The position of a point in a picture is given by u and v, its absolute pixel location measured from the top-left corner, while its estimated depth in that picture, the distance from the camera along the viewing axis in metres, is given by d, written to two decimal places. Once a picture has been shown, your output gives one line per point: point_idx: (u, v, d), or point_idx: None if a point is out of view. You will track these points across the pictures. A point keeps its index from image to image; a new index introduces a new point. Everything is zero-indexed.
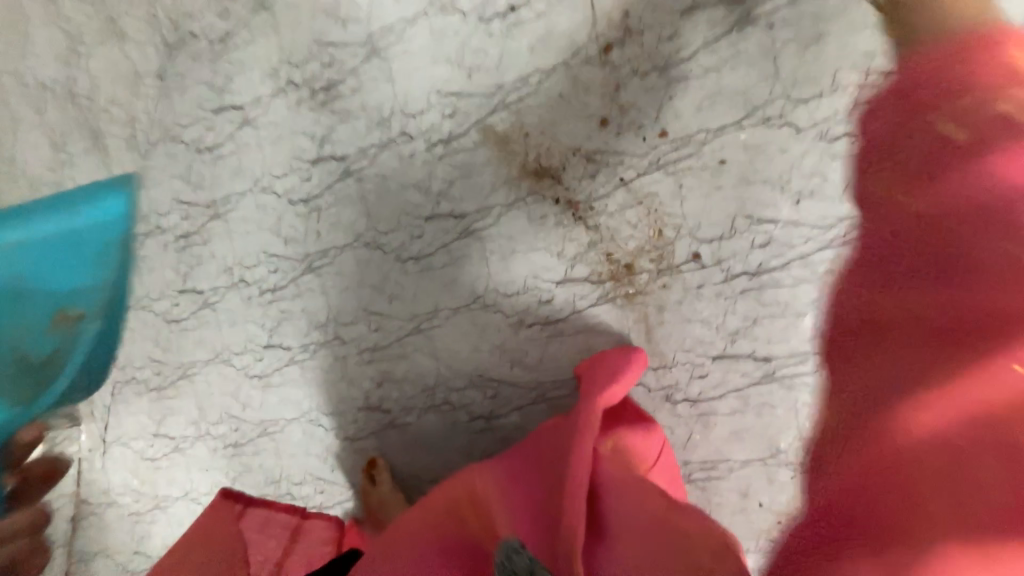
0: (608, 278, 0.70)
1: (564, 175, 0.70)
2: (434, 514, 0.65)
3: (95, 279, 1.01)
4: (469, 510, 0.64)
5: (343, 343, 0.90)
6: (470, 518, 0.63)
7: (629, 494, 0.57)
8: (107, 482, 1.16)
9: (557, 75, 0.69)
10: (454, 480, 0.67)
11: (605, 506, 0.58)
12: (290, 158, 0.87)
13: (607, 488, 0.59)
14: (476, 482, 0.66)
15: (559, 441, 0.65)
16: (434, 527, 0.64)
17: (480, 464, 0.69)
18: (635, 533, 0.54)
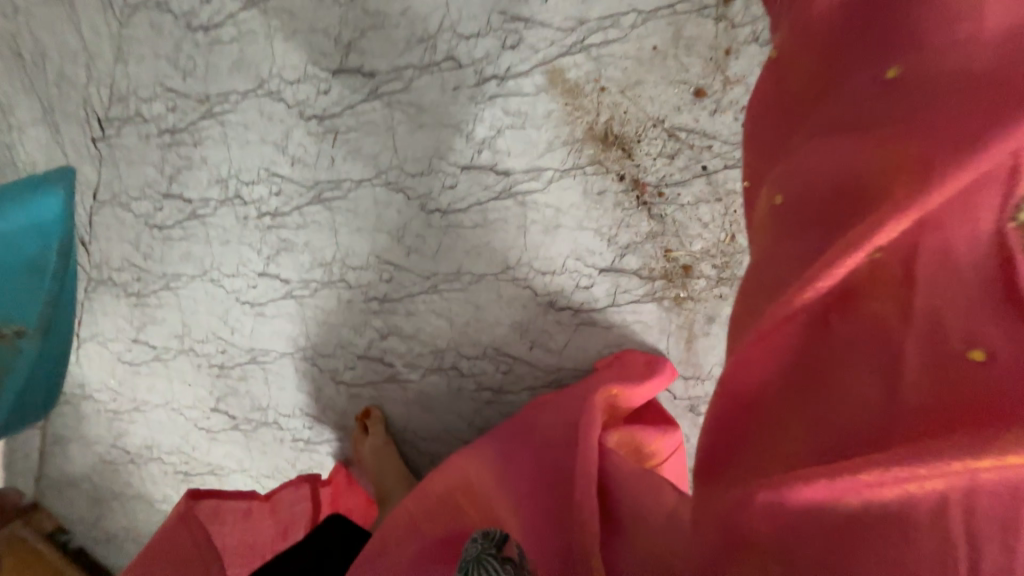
0: (660, 276, 0.63)
1: (637, 149, 0.60)
2: (431, 498, 0.61)
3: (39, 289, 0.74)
4: (466, 499, 0.60)
5: (349, 287, 0.82)
6: (467, 508, 0.59)
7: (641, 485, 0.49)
8: (83, 377, 1.12)
9: (656, 22, 0.56)
10: (451, 466, 0.64)
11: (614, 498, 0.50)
12: (307, 61, 0.72)
13: (615, 478, 0.51)
14: (475, 467, 0.63)
15: (562, 425, 0.61)
16: (433, 521, 0.59)
17: (477, 448, 0.66)
18: (647, 517, 0.45)
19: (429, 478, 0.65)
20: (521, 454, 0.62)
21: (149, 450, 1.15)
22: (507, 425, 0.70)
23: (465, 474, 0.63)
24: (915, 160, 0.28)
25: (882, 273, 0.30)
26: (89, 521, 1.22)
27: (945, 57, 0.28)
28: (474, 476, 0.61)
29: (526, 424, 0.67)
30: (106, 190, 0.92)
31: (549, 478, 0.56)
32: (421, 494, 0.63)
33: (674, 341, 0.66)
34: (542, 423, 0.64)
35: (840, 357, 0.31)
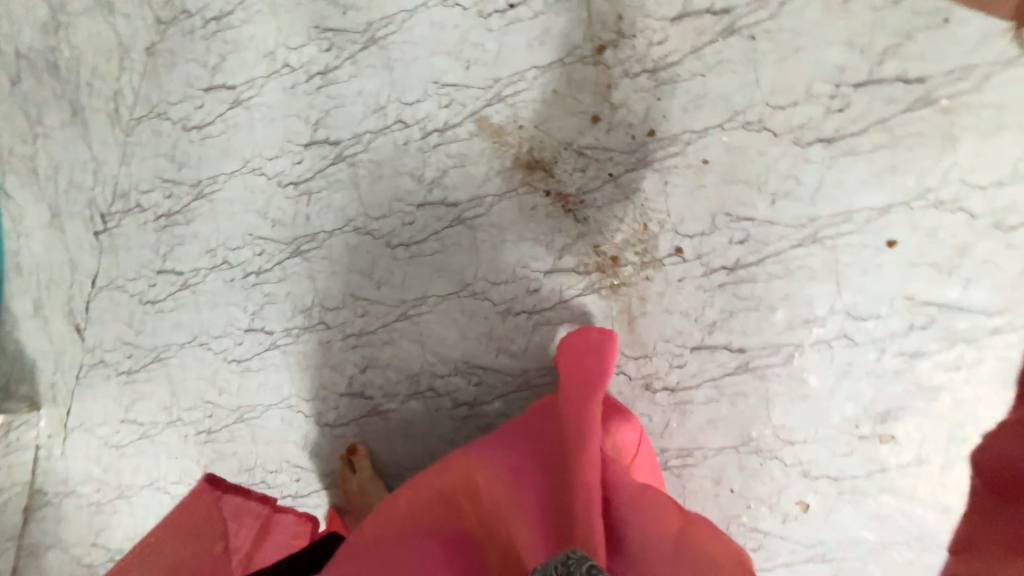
0: (594, 270, 0.73)
1: (555, 168, 0.73)
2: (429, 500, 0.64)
3: None
4: (463, 502, 0.63)
5: (328, 328, 0.89)
6: (465, 510, 0.62)
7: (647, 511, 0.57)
8: (67, 470, 1.12)
9: (553, 72, 0.71)
10: (449, 466, 0.65)
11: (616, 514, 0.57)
12: (283, 141, 0.86)
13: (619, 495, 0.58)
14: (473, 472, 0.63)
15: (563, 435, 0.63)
16: (430, 522, 0.63)
17: (472, 450, 0.67)
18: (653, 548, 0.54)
19: (425, 477, 0.66)
20: (526, 466, 0.63)
21: (131, 540, 1.11)
22: (502, 425, 0.71)
23: (467, 480, 0.63)
24: None
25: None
26: None
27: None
28: (478, 482, 0.62)
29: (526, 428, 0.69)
30: (104, 276, 1.01)
31: (558, 499, 0.58)
32: (418, 496, 0.64)
33: (617, 325, 0.73)
34: (546, 430, 0.66)
35: None
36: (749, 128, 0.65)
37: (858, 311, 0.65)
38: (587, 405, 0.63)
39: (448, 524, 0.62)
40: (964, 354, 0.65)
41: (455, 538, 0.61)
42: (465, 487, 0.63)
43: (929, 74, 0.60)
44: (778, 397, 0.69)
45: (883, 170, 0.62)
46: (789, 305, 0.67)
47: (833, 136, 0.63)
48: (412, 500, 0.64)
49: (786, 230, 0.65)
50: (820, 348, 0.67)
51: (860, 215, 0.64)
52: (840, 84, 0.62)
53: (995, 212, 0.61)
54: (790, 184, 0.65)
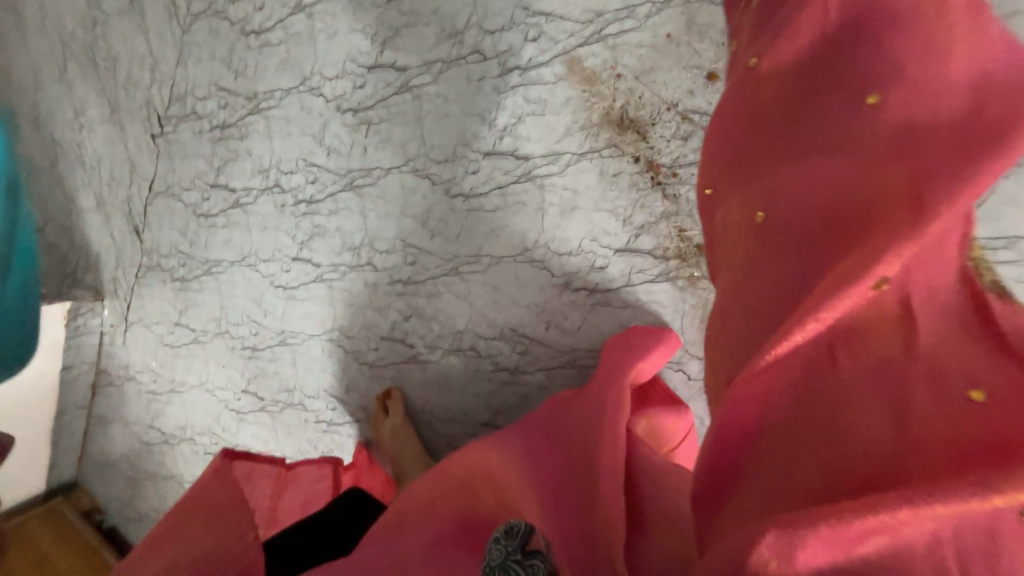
0: (673, 256, 0.65)
1: (651, 132, 0.62)
2: (452, 480, 0.65)
3: None
4: (482, 485, 0.62)
5: (375, 270, 0.87)
6: (483, 493, 0.61)
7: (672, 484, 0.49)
8: (129, 358, 1.21)
9: (670, 13, 0.58)
10: (469, 456, 0.67)
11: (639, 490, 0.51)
12: (345, 59, 0.78)
13: (643, 473, 0.52)
14: (492, 453, 0.64)
15: (586, 421, 0.61)
16: (449, 498, 0.63)
17: (495, 442, 0.67)
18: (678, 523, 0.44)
19: (445, 466, 0.67)
20: (540, 448, 0.63)
21: (182, 430, 1.21)
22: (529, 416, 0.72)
23: (486, 463, 0.64)
24: (884, 199, 0.29)
25: (883, 311, 0.29)
26: (126, 496, 1.31)
27: (879, 121, 0.32)
28: (497, 465, 0.62)
29: (549, 421, 0.68)
30: (161, 182, 1.01)
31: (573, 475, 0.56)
32: (441, 476, 0.66)
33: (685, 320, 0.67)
34: (567, 419, 0.65)
35: (811, 429, 0.30)
36: None
37: None
38: (613, 385, 0.61)
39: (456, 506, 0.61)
40: None
41: (461, 521, 0.59)
42: (480, 471, 0.63)
43: None
44: None
45: None
46: None
47: None
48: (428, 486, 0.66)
49: None
50: None
51: None
52: None
53: None
54: None
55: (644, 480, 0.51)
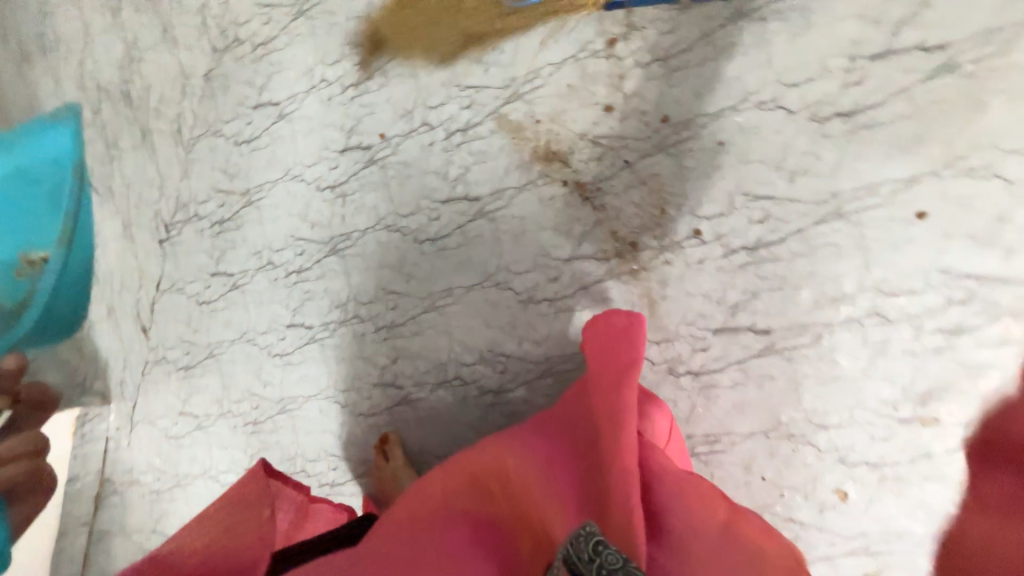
0: (613, 255, 0.74)
1: (572, 159, 0.75)
2: (466, 485, 0.65)
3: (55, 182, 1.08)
4: (499, 493, 0.63)
5: (361, 321, 0.95)
6: (502, 503, 0.63)
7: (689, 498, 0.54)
8: (133, 460, 1.22)
9: (567, 68, 0.74)
10: (485, 453, 0.66)
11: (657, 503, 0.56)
12: (321, 149, 0.93)
13: (661, 485, 0.56)
14: (507, 459, 0.65)
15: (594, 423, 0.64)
16: (467, 505, 0.64)
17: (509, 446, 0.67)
18: (697, 539, 0.52)
19: (456, 462, 0.67)
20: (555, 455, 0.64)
21: None
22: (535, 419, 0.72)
23: (506, 469, 0.64)
24: None
25: None
26: None
27: None
28: (519, 471, 0.63)
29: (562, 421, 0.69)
30: (167, 280, 1.12)
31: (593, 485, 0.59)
32: (456, 477, 0.66)
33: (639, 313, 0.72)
34: (576, 422, 0.67)
35: None
36: (763, 108, 0.64)
37: (889, 286, 0.61)
38: (624, 389, 0.62)
39: (481, 512, 0.63)
40: (1014, 329, 0.57)
41: (487, 523, 0.62)
42: (500, 475, 0.64)
43: (950, 41, 0.57)
44: (806, 378, 0.66)
45: (909, 140, 0.59)
46: (814, 284, 0.64)
47: (849, 109, 0.61)
48: (445, 484, 0.65)
49: (806, 206, 0.63)
50: (849, 327, 0.63)
51: (887, 187, 0.60)
52: (854, 57, 0.60)
53: None
54: (809, 161, 0.63)
55: (662, 494, 0.56)
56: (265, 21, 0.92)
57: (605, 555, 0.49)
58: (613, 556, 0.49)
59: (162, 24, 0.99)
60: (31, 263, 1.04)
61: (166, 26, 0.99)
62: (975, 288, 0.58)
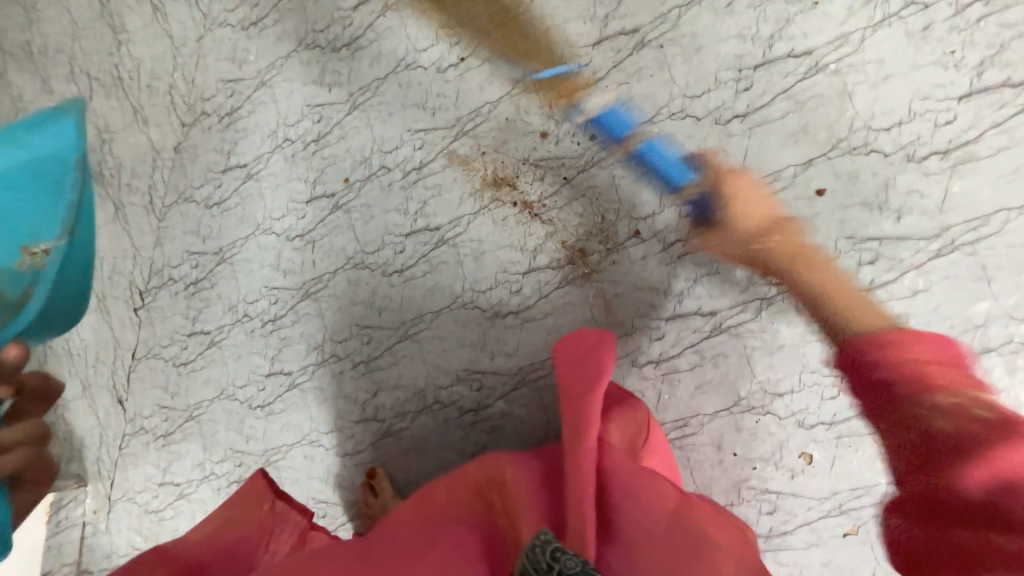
0: (566, 263, 0.80)
1: (518, 182, 0.83)
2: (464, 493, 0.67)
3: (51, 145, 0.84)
4: (496, 498, 0.65)
5: (340, 360, 0.97)
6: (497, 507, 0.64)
7: (646, 496, 0.56)
8: (112, 544, 1.17)
9: (503, 104, 0.83)
10: (478, 466, 0.68)
11: (614, 504, 0.57)
12: (288, 201, 0.99)
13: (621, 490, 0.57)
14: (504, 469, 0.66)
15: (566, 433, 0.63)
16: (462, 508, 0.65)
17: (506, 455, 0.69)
18: (653, 540, 0.53)
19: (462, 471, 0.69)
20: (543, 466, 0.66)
21: None
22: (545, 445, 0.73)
23: (493, 478, 0.66)
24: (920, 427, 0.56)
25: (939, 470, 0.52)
26: None
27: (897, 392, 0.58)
28: (500, 479, 0.65)
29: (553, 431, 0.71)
30: (143, 347, 1.13)
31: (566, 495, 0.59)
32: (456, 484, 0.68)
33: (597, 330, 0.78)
34: None
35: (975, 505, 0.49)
36: (674, 118, 0.73)
37: (807, 257, 0.68)
38: (585, 399, 0.61)
39: (468, 517, 0.64)
40: (919, 280, 0.64)
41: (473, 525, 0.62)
42: (484, 484, 0.66)
43: (814, 47, 0.67)
44: (755, 351, 0.71)
45: (796, 131, 0.68)
46: (744, 264, 0.71)
47: (744, 111, 0.70)
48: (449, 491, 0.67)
49: (725, 196, 0.71)
50: (782, 298, 0.69)
51: (788, 171, 0.68)
52: (740, 69, 0.70)
53: (904, 147, 0.64)
54: (720, 157, 0.71)
55: (618, 494, 0.57)
56: (229, 94, 1.01)
57: (566, 562, 0.48)
58: (572, 562, 0.47)
59: (132, 105, 1.06)
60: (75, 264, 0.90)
61: (135, 107, 1.06)
62: (877, 248, 0.66)
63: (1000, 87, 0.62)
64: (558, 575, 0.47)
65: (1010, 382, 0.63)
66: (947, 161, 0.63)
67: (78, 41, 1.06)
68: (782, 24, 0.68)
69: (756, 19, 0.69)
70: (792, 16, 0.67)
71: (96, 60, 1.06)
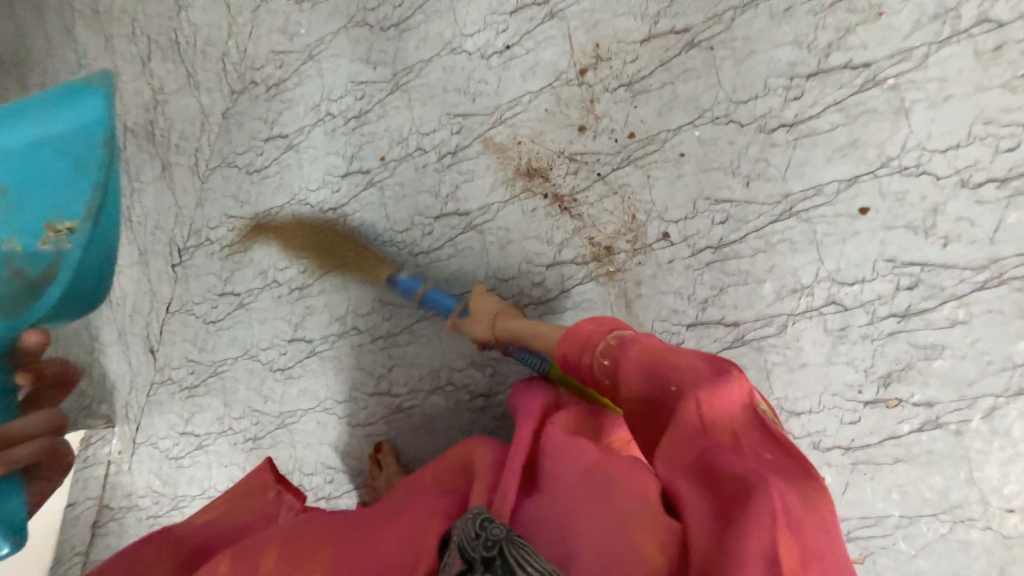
0: (591, 259, 0.80)
1: (551, 174, 0.83)
2: (440, 469, 0.67)
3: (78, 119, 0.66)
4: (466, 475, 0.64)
5: (359, 332, 1.00)
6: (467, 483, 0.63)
7: (566, 455, 0.55)
8: (132, 484, 1.23)
9: (543, 95, 0.83)
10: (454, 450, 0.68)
11: (543, 469, 0.57)
12: (324, 174, 1.02)
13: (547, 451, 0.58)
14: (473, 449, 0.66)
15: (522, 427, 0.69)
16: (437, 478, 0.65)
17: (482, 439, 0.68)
18: (567, 488, 0.52)
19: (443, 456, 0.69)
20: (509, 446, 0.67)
21: None
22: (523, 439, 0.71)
23: (465, 458, 0.65)
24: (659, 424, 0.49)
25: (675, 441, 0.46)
26: None
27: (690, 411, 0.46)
28: (467, 460, 0.65)
29: None
30: (177, 302, 1.18)
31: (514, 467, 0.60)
32: (437, 463, 0.68)
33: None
34: None
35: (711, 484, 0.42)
36: (717, 122, 0.72)
37: (842, 277, 0.66)
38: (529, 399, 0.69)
39: (437, 489, 0.63)
40: (959, 311, 0.62)
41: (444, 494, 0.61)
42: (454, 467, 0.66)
43: (874, 59, 0.64)
44: (776, 366, 0.70)
45: (845, 145, 0.66)
46: (774, 278, 0.69)
47: (792, 120, 0.68)
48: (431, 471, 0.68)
49: (762, 206, 0.70)
50: (811, 316, 0.68)
51: (832, 186, 0.66)
52: (792, 77, 0.68)
53: (959, 171, 0.62)
54: (761, 166, 0.70)
55: (545, 458, 0.57)
56: (278, 65, 1.03)
57: (488, 528, 0.49)
58: (496, 528, 0.49)
59: (187, 70, 1.10)
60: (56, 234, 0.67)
61: (190, 72, 1.10)
62: (918, 274, 0.63)
63: None
64: (481, 542, 0.48)
65: None
66: (1005, 190, 0.60)
67: (143, 4, 1.11)
68: (841, 34, 0.66)
69: (815, 26, 0.67)
70: (853, 27, 0.65)
71: (157, 23, 1.11)
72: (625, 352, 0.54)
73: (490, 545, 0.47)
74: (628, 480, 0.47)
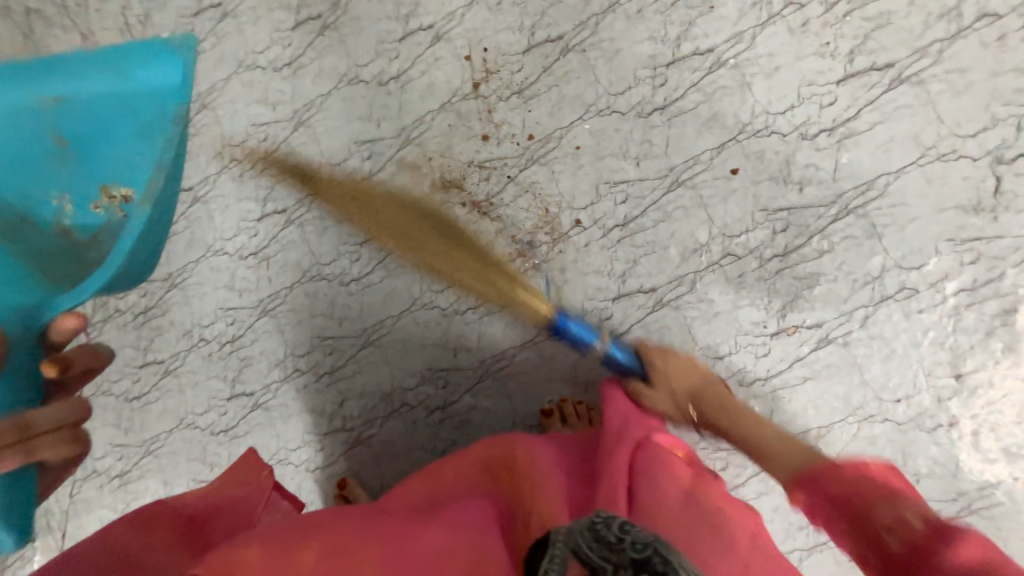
0: (517, 256, 0.84)
1: (465, 183, 0.87)
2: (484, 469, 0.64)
3: (161, 85, 0.71)
4: (506, 475, 0.62)
5: (303, 374, 0.97)
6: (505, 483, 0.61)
7: (666, 478, 0.57)
8: None
9: (444, 112, 0.87)
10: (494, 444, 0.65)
11: (637, 488, 0.56)
12: (238, 221, 0.99)
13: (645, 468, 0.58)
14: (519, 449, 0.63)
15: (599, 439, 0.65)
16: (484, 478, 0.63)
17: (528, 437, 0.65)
18: (675, 516, 0.54)
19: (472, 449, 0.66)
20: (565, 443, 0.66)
21: None
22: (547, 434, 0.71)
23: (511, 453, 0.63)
24: None
25: None
26: None
27: None
28: (512, 461, 0.62)
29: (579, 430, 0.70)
30: (91, 385, 1.07)
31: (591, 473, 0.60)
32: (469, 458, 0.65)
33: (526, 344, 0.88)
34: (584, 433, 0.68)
35: None
36: (602, 114, 0.80)
37: (730, 231, 0.75)
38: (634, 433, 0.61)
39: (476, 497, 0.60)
40: (823, 242, 0.73)
41: (477, 499, 0.59)
42: (489, 472, 0.64)
43: (715, 45, 0.75)
44: (694, 320, 0.77)
45: (708, 119, 0.76)
46: (676, 242, 0.77)
47: (662, 104, 0.77)
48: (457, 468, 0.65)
49: (654, 181, 0.78)
50: (713, 270, 0.76)
51: (706, 155, 0.76)
52: (655, 67, 0.77)
53: (798, 127, 0.73)
54: (646, 147, 0.78)
55: (639, 477, 0.57)
56: None
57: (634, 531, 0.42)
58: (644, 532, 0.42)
59: None
60: (112, 198, 0.75)
61: None
62: (786, 217, 0.74)
63: (868, 70, 0.72)
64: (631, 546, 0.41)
65: (909, 325, 0.71)
66: (834, 137, 0.73)
67: None
68: (685, 27, 0.76)
69: (664, 22, 0.77)
70: (692, 20, 0.76)
71: None
72: (945, 545, 0.40)
73: (642, 547, 0.40)
74: (740, 521, 0.56)
